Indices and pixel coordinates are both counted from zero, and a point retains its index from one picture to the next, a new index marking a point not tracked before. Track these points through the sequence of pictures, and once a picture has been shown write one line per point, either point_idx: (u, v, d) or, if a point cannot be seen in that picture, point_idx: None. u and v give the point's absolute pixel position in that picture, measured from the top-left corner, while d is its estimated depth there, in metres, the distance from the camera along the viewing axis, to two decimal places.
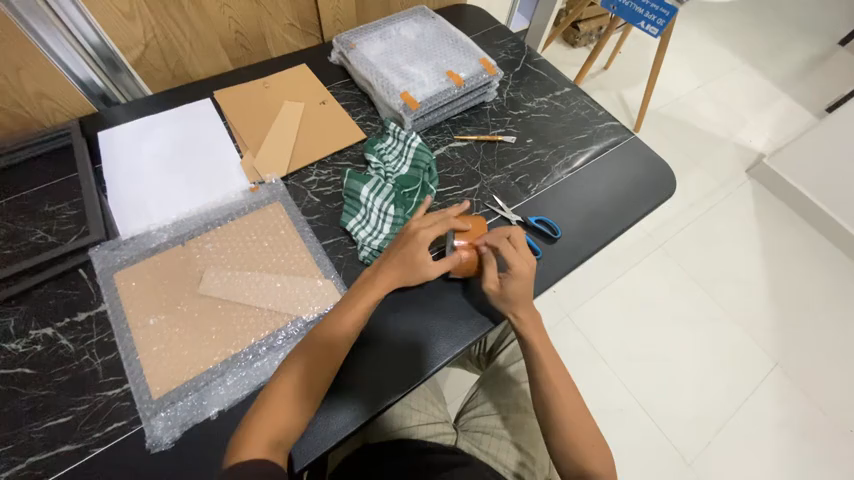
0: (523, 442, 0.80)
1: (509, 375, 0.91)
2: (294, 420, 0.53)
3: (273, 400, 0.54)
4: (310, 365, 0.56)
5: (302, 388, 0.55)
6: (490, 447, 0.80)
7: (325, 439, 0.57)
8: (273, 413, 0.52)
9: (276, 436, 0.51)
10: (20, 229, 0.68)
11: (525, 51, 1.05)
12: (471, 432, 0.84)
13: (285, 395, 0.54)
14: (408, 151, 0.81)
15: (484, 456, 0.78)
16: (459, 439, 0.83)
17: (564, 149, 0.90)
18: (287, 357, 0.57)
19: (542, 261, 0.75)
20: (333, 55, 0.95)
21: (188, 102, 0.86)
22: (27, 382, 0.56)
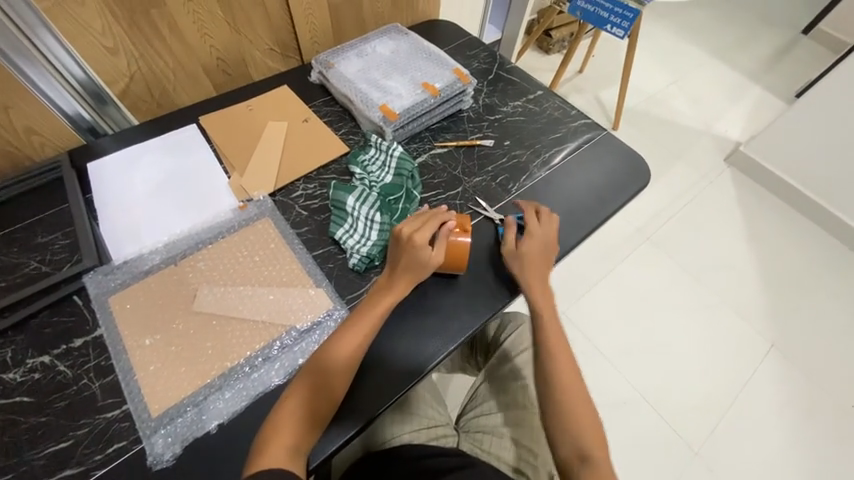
0: (525, 438, 0.81)
1: (506, 372, 0.91)
2: (306, 429, 0.55)
3: (288, 412, 0.56)
4: (323, 377, 0.58)
5: (317, 398, 0.57)
6: (491, 446, 0.81)
7: (324, 444, 0.58)
8: (289, 423, 0.55)
9: (292, 445, 0.53)
10: (14, 262, 0.70)
11: (497, 60, 1.10)
12: (472, 433, 0.85)
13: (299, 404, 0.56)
14: (390, 160, 0.83)
15: (487, 455, 0.80)
16: (461, 441, 0.84)
17: (541, 148, 0.94)
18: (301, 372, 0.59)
19: None
20: (312, 75, 0.99)
21: (174, 128, 0.88)
22: (27, 411, 0.57)
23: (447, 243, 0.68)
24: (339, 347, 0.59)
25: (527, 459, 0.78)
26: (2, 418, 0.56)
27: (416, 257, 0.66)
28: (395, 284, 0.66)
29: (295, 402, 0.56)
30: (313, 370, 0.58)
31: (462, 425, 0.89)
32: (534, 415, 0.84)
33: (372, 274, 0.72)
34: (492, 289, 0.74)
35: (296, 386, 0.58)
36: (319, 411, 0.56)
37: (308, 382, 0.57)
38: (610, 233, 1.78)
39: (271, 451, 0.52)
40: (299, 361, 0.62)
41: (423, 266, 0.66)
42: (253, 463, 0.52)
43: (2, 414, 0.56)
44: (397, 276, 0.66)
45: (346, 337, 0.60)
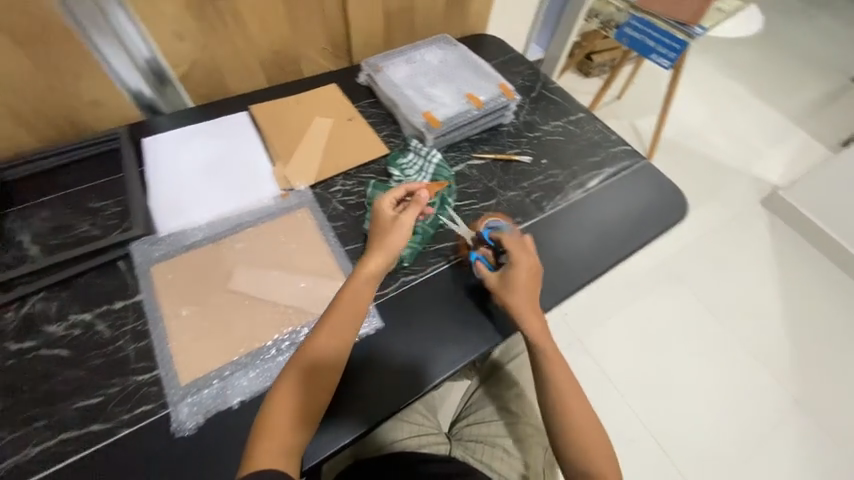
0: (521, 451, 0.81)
1: (498, 378, 0.93)
2: (298, 431, 0.54)
3: (285, 407, 0.55)
4: (307, 371, 0.57)
5: (307, 394, 0.56)
6: (484, 456, 0.81)
7: (322, 448, 0.59)
8: (280, 425, 0.53)
9: (283, 447, 0.52)
10: (70, 222, 0.74)
11: (541, 79, 1.11)
12: (465, 441, 0.85)
13: (287, 403, 0.55)
14: (429, 166, 0.86)
15: (477, 463, 0.80)
16: (453, 448, 0.84)
17: (577, 171, 0.94)
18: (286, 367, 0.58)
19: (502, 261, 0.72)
20: (361, 75, 1.02)
21: (227, 114, 0.93)
22: (66, 363, 0.60)
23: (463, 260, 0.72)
24: (328, 334, 0.59)
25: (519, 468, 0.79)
26: (44, 367, 0.60)
27: (396, 240, 0.66)
28: (375, 267, 0.65)
29: (285, 401, 0.55)
30: (305, 362, 0.57)
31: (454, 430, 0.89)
32: (526, 425, 0.85)
33: (402, 276, 0.74)
34: None
35: (283, 384, 0.56)
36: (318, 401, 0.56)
37: (297, 381, 0.56)
38: (634, 263, 1.74)
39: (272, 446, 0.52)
40: None
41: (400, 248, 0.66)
42: (253, 463, 0.50)
43: (45, 363, 0.60)
44: (376, 258, 0.65)
45: (332, 324, 0.60)
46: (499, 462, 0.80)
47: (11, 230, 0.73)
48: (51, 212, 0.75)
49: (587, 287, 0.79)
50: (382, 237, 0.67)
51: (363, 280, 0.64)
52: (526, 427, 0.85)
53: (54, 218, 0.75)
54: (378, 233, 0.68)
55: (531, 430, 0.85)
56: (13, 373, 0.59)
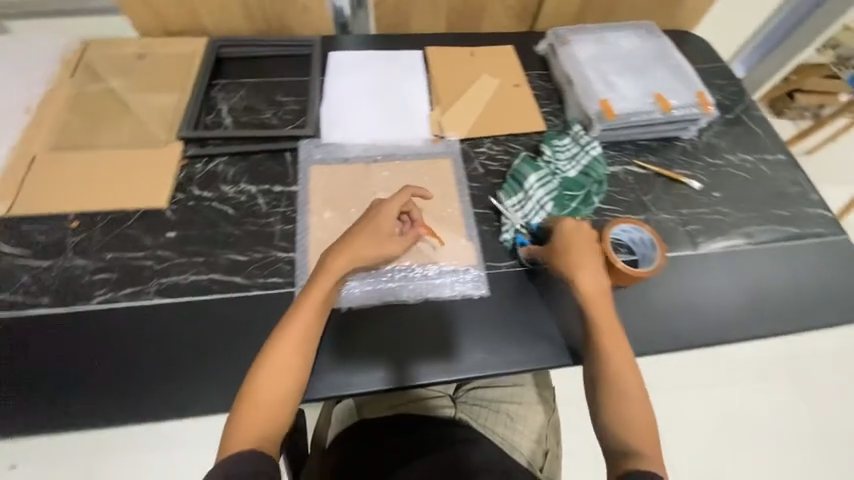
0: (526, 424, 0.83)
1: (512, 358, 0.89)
2: (277, 415, 0.54)
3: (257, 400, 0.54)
4: (286, 356, 0.56)
5: (285, 381, 0.55)
6: (487, 421, 0.82)
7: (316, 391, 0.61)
8: (258, 411, 0.54)
9: (263, 432, 0.53)
10: (256, 106, 0.84)
11: (744, 101, 0.94)
12: (469, 405, 0.84)
13: (264, 389, 0.54)
14: (584, 157, 0.78)
15: (484, 428, 0.81)
16: (458, 410, 0.82)
17: (751, 218, 0.80)
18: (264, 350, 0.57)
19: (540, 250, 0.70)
20: (542, 44, 0.96)
21: (403, 48, 0.95)
22: (228, 220, 0.71)
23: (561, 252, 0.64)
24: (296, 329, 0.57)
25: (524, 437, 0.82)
26: (213, 217, 0.71)
27: (366, 242, 0.60)
28: (340, 265, 0.59)
29: (261, 387, 0.54)
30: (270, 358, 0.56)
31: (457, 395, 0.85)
32: (528, 392, 0.86)
33: (520, 257, 0.72)
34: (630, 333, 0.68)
35: (261, 371, 0.55)
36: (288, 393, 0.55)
37: (272, 371, 0.55)
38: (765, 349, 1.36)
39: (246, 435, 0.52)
40: (428, 294, 0.67)
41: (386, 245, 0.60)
42: (229, 446, 0.51)
43: (214, 214, 0.72)
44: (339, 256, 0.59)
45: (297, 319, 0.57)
46: (507, 429, 0.82)
47: (214, 98, 0.85)
48: (245, 93, 0.86)
49: (715, 346, 0.70)
50: (361, 235, 0.60)
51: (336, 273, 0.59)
52: (525, 396, 0.86)
53: (245, 98, 0.85)
54: (354, 229, 0.61)
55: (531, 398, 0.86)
56: (191, 212, 0.71)
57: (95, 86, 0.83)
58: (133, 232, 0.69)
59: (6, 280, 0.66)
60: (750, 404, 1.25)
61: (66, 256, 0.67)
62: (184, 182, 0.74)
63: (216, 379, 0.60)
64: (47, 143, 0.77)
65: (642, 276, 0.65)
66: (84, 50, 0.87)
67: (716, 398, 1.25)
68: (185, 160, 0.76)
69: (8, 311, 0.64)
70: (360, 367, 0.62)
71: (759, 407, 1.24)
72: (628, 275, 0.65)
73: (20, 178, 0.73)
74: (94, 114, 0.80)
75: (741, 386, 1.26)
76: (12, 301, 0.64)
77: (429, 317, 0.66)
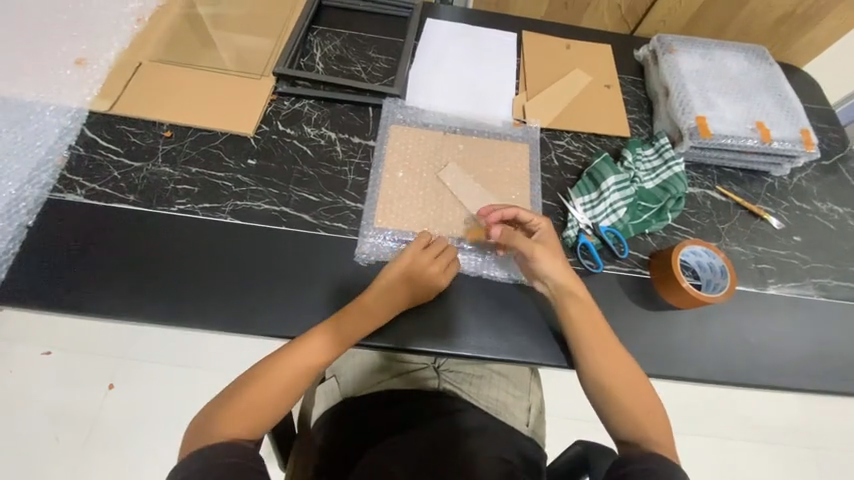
0: (523, 396, 0.81)
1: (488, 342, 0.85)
2: (265, 416, 0.55)
3: (254, 396, 0.56)
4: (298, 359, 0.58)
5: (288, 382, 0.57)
6: (476, 389, 0.79)
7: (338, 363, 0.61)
8: (252, 404, 0.55)
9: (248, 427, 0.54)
10: (348, 57, 0.86)
11: (844, 150, 0.88)
12: (453, 377, 0.80)
13: (270, 385, 0.56)
14: (665, 171, 0.76)
15: (473, 396, 0.78)
16: (442, 383, 0.78)
17: (829, 270, 0.76)
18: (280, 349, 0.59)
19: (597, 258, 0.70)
20: (643, 49, 0.92)
21: (500, 27, 0.94)
22: (304, 159, 0.73)
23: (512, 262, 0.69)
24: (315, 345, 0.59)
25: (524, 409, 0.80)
26: (290, 154, 0.73)
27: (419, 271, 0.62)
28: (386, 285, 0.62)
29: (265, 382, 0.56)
30: (278, 363, 0.57)
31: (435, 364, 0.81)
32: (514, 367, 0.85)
33: (581, 256, 0.70)
34: (675, 357, 0.66)
35: (269, 367, 0.57)
36: (281, 402, 0.56)
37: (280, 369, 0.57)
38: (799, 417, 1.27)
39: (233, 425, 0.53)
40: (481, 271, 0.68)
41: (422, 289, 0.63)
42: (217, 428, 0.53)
43: (292, 151, 0.74)
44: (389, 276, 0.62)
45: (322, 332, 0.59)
46: (497, 396, 0.79)
47: (310, 42, 0.86)
48: (339, 43, 0.87)
49: (762, 389, 0.67)
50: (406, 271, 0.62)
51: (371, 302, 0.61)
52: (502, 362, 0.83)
53: (339, 47, 0.86)
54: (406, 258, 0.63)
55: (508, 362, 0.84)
56: (273, 145, 0.74)
57: (204, 10, 0.87)
58: (217, 151, 0.73)
59: (98, 172, 0.69)
60: (760, 465, 1.20)
61: (155, 162, 0.71)
62: (270, 115, 0.77)
63: (270, 305, 0.63)
64: (153, 53, 0.80)
65: (704, 300, 0.64)
66: None
67: (727, 450, 1.20)
68: (274, 96, 0.79)
69: (95, 200, 0.67)
70: (404, 325, 0.64)
71: (769, 470, 1.19)
72: (687, 294, 0.65)
73: (124, 80, 0.77)
74: (200, 37, 0.84)
75: (756, 444, 1.21)
76: (100, 192, 0.68)
77: (481, 293, 0.67)
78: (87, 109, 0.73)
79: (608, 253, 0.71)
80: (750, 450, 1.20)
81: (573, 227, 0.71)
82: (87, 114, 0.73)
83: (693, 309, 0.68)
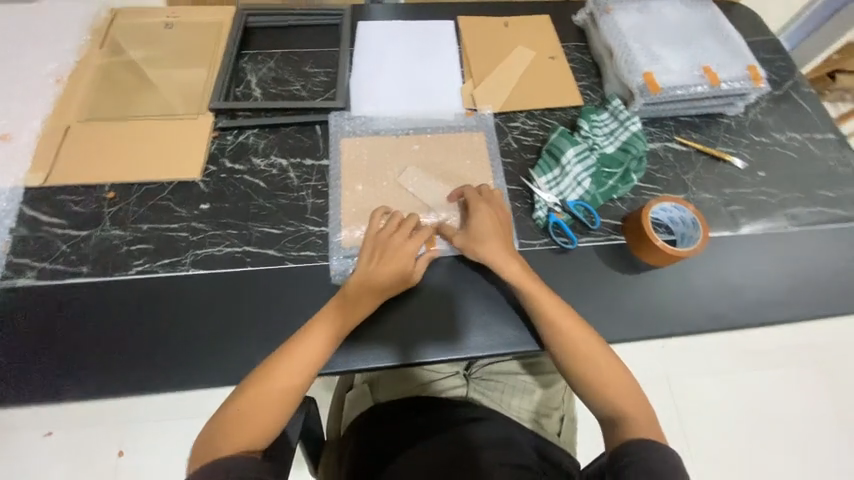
0: (555, 405, 0.81)
1: None
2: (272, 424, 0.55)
3: (255, 406, 0.55)
4: (292, 364, 0.57)
5: (289, 390, 0.56)
6: (506, 397, 0.80)
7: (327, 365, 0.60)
8: (252, 416, 0.55)
9: (256, 435, 0.54)
10: (286, 78, 0.83)
11: (792, 76, 0.89)
12: (485, 383, 0.80)
13: (270, 396, 0.55)
14: (623, 133, 0.75)
15: (502, 404, 0.79)
16: (472, 391, 0.79)
17: (797, 198, 0.76)
18: (273, 359, 0.57)
19: (570, 236, 0.69)
20: (580, 14, 0.91)
21: (435, 18, 0.91)
22: (260, 193, 0.71)
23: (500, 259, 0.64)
24: (310, 347, 0.57)
25: (554, 417, 0.80)
26: (244, 190, 0.71)
27: (394, 257, 0.62)
28: (371, 274, 0.61)
29: (261, 392, 0.55)
30: (275, 371, 0.56)
31: (468, 374, 0.82)
32: (551, 373, 0.83)
33: (555, 236, 0.70)
34: (666, 317, 0.66)
35: (267, 375, 0.56)
36: (282, 410, 0.55)
37: (280, 376, 0.56)
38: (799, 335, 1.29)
39: (239, 437, 0.53)
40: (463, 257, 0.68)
41: (404, 270, 0.62)
42: (222, 442, 0.53)
43: (245, 187, 0.71)
44: (372, 265, 0.62)
45: (315, 333, 0.58)
46: (528, 403, 0.80)
47: (244, 69, 0.83)
48: (274, 65, 0.84)
49: (753, 329, 0.68)
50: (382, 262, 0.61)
51: (356, 294, 0.60)
52: (540, 372, 0.83)
53: (274, 70, 0.83)
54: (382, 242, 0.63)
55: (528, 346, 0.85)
56: (223, 185, 0.71)
57: (126, 56, 0.82)
58: (167, 202, 0.70)
59: (45, 249, 0.66)
60: (769, 392, 1.22)
61: (104, 227, 0.68)
62: (216, 154, 0.74)
63: (252, 349, 0.61)
64: (79, 113, 0.76)
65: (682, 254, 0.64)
66: (112, 20, 0.86)
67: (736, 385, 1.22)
68: (216, 132, 0.76)
69: (48, 280, 0.64)
70: (391, 342, 0.62)
71: (776, 394, 1.22)
72: (661, 252, 0.65)
73: (54, 149, 0.73)
74: (126, 85, 0.80)
75: (762, 374, 1.23)
76: (52, 270, 0.65)
77: (463, 291, 0.66)
78: (22, 186, 0.70)
79: (582, 225, 0.71)
80: (756, 379, 1.23)
81: (540, 208, 0.70)
82: (22, 191, 0.70)
83: (672, 264, 0.68)
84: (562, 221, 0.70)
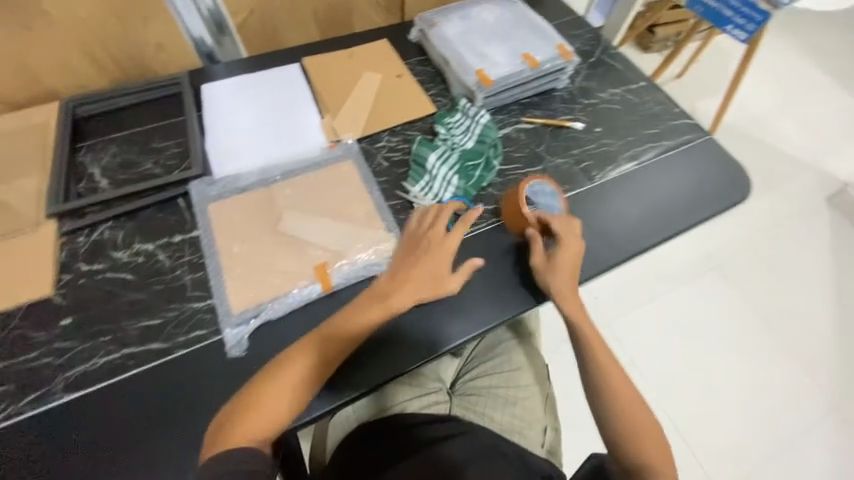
0: (539, 419, 0.82)
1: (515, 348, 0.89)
2: (284, 415, 0.52)
3: (275, 393, 0.53)
4: (312, 357, 0.56)
5: (305, 378, 0.54)
6: (487, 409, 0.82)
7: None
8: (268, 405, 0.52)
9: (266, 428, 0.51)
10: (134, 160, 0.78)
11: (599, 43, 1.04)
12: (467, 395, 0.84)
13: (286, 386, 0.53)
14: (475, 127, 0.82)
15: (484, 418, 0.80)
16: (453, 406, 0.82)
17: (630, 142, 0.89)
18: (294, 351, 0.56)
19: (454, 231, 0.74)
20: (413, 32, 0.99)
21: (278, 65, 0.93)
22: (130, 286, 0.65)
23: (471, 270, 0.65)
24: (337, 330, 0.58)
25: (538, 431, 0.81)
26: (110, 289, 0.65)
27: (445, 257, 0.63)
28: (413, 267, 0.63)
29: (286, 382, 0.53)
30: (299, 359, 0.55)
31: (452, 391, 0.85)
32: (534, 385, 0.85)
33: None
34: None
35: (291, 364, 0.55)
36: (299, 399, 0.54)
37: (304, 362, 0.55)
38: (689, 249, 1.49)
39: (253, 426, 0.50)
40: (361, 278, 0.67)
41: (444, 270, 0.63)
42: (233, 435, 0.49)
43: (111, 285, 0.65)
44: (421, 263, 0.63)
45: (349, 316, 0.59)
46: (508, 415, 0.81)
47: (82, 163, 0.77)
48: (117, 149, 0.79)
49: (629, 261, 0.77)
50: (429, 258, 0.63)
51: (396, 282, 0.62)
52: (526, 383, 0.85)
53: (118, 155, 0.78)
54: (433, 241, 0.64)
55: (496, 335, 0.91)
56: (84, 291, 0.65)
57: None
58: (17, 330, 0.61)
59: None
60: None
61: None
62: (69, 260, 0.67)
63: (157, 456, 0.55)
64: None
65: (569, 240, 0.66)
66: None
67: None
68: (63, 237, 0.69)
69: None
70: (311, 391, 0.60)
71: None
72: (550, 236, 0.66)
73: None
74: None
75: None
76: None
77: None
78: None
79: None
80: None
81: (421, 214, 0.74)
82: None
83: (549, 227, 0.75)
84: None
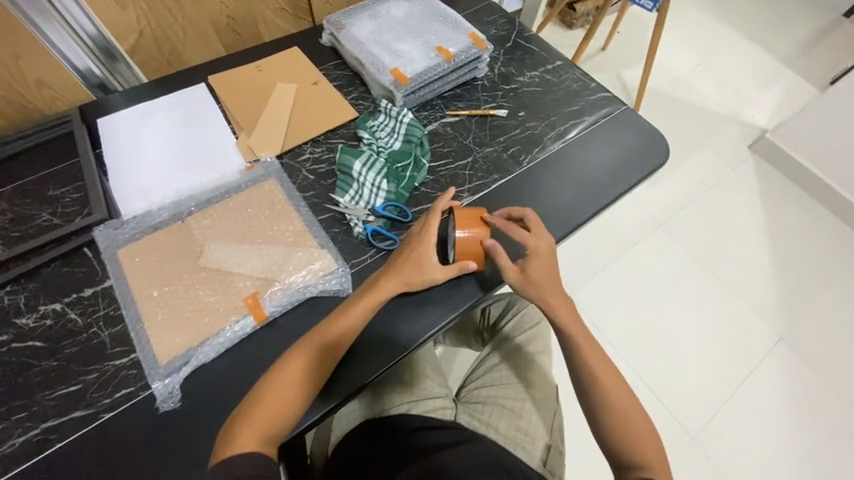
0: (542, 426, 0.82)
1: (522, 354, 0.91)
2: (282, 422, 0.55)
3: (269, 398, 0.55)
4: (300, 365, 0.57)
5: (301, 381, 0.56)
6: (492, 415, 0.82)
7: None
8: (264, 413, 0.54)
9: (267, 433, 0.53)
10: (27, 212, 0.70)
11: (513, 27, 1.05)
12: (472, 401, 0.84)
13: (279, 392, 0.55)
14: (400, 127, 0.81)
15: (488, 422, 0.80)
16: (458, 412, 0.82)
17: (554, 121, 0.91)
18: (283, 360, 0.57)
19: (389, 236, 0.72)
20: (324, 36, 0.95)
21: (182, 86, 0.86)
22: (39, 354, 0.59)
23: (460, 271, 0.66)
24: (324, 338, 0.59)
25: (541, 438, 0.80)
26: (15, 361, 0.58)
27: (421, 259, 0.65)
28: (396, 271, 0.64)
29: (277, 386, 0.55)
30: (288, 365, 0.57)
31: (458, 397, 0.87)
32: (539, 393, 0.86)
33: (378, 243, 0.72)
34: None
35: (282, 370, 0.57)
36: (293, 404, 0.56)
37: (294, 369, 0.57)
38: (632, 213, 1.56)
39: (251, 433, 0.52)
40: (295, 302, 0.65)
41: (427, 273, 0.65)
42: (231, 444, 0.51)
43: (16, 356, 0.59)
44: (403, 265, 0.64)
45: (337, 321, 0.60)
46: (510, 420, 0.81)
47: None
48: (5, 204, 0.71)
49: (565, 239, 0.79)
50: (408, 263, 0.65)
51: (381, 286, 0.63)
52: (530, 390, 0.86)
53: (7, 210, 0.70)
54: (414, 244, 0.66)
55: (511, 344, 0.93)
56: None
57: None
58: None
59: None
60: None
61: None
62: None
63: None
64: None
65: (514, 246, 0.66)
66: None
67: None
68: None
69: None
70: None
71: None
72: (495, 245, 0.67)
73: None
74: None
75: None
76: None
77: None
78: None
79: (399, 221, 0.74)
80: None
81: (354, 224, 0.72)
82: None
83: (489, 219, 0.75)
84: (379, 227, 0.72)
